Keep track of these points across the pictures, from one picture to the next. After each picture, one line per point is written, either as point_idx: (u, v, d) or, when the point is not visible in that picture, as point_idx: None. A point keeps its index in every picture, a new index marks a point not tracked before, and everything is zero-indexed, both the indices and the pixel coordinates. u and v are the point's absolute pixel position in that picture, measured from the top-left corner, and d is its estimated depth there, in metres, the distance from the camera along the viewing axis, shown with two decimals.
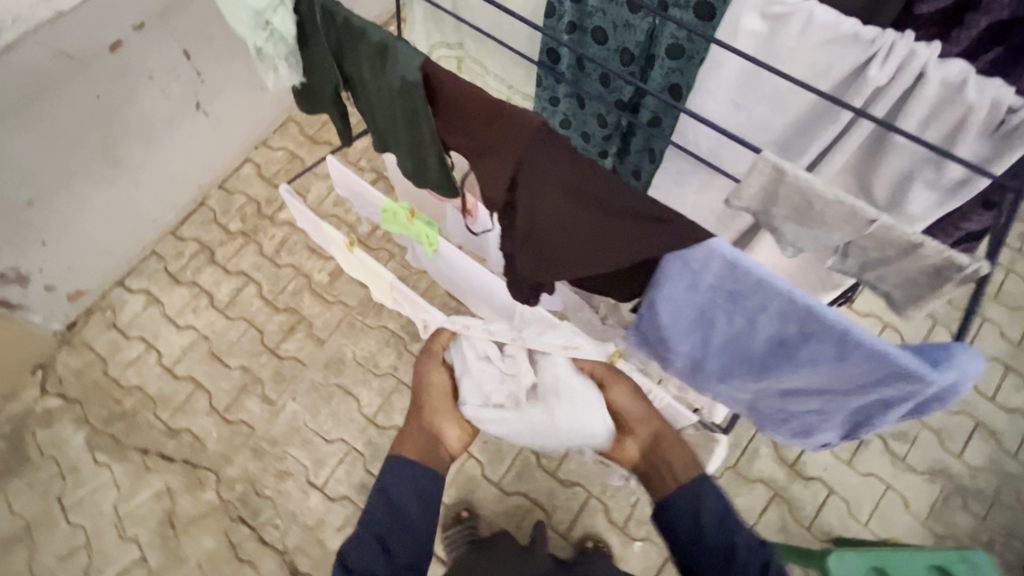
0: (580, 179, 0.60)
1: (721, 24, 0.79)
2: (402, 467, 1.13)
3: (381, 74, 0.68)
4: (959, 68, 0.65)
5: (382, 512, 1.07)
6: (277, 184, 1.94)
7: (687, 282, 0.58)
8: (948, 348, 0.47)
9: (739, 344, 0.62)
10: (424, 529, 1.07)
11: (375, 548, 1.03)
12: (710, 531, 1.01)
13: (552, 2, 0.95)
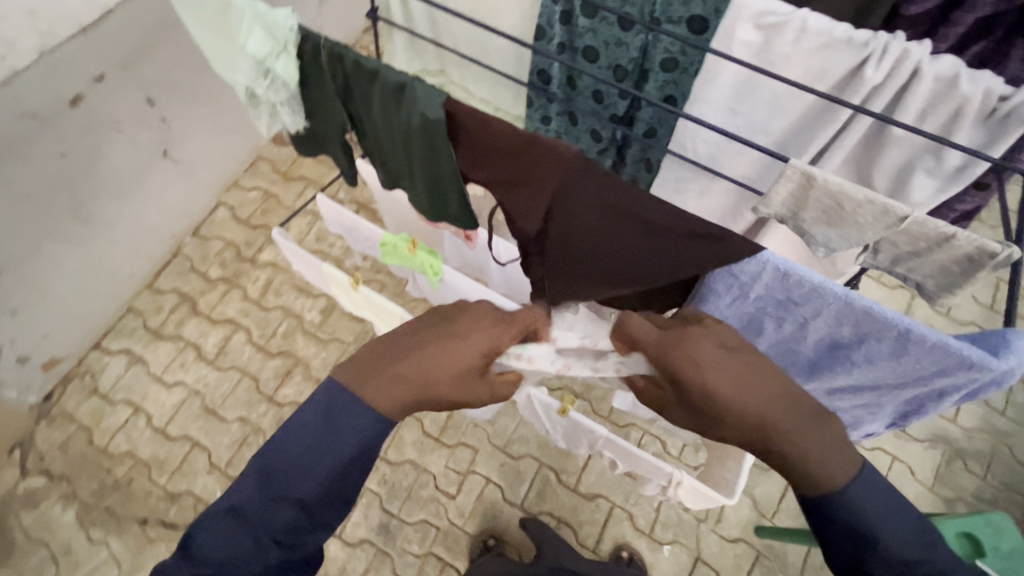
0: (619, 205, 0.60)
1: (715, 36, 0.81)
2: (355, 417, 0.66)
3: (397, 113, 0.67)
4: (950, 63, 0.69)
5: (297, 474, 0.65)
6: (256, 225, 1.88)
7: (734, 296, 0.61)
8: (1002, 336, 0.51)
9: (790, 347, 0.65)
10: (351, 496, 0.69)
11: (283, 520, 0.66)
12: (872, 520, 0.58)
13: (541, 26, 0.96)
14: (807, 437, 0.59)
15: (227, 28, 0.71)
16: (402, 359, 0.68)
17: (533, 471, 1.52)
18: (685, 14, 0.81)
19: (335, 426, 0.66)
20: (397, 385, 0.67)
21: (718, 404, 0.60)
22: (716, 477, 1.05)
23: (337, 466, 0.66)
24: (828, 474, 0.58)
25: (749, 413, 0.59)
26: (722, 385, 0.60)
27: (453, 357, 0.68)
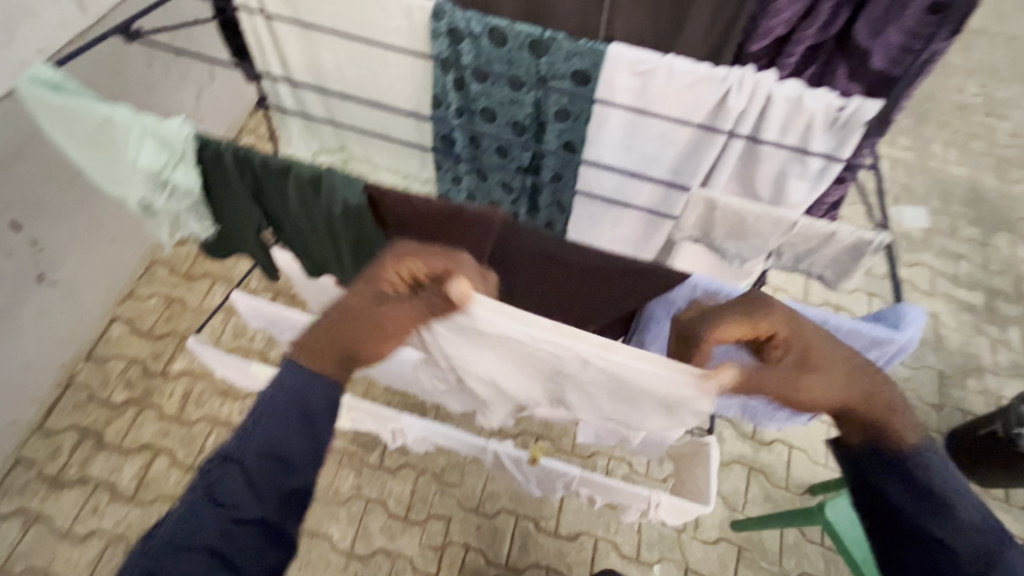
0: (556, 256, 0.63)
1: (598, 86, 0.89)
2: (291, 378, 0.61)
3: (317, 205, 0.66)
4: (795, 86, 0.80)
5: (240, 435, 0.59)
6: (161, 334, 1.72)
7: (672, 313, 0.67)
8: (898, 311, 0.60)
9: None
10: (297, 445, 0.61)
11: (230, 482, 0.58)
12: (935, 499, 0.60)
13: (436, 95, 1.02)
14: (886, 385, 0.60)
15: (113, 146, 0.67)
16: (323, 317, 0.62)
17: (511, 526, 1.48)
18: (569, 69, 0.89)
19: (270, 390, 0.61)
20: (317, 341, 0.61)
21: (829, 372, 0.57)
22: (691, 489, 1.08)
23: (279, 424, 0.60)
24: (907, 428, 0.60)
25: (849, 374, 0.58)
26: (832, 350, 0.58)
27: (357, 299, 0.60)
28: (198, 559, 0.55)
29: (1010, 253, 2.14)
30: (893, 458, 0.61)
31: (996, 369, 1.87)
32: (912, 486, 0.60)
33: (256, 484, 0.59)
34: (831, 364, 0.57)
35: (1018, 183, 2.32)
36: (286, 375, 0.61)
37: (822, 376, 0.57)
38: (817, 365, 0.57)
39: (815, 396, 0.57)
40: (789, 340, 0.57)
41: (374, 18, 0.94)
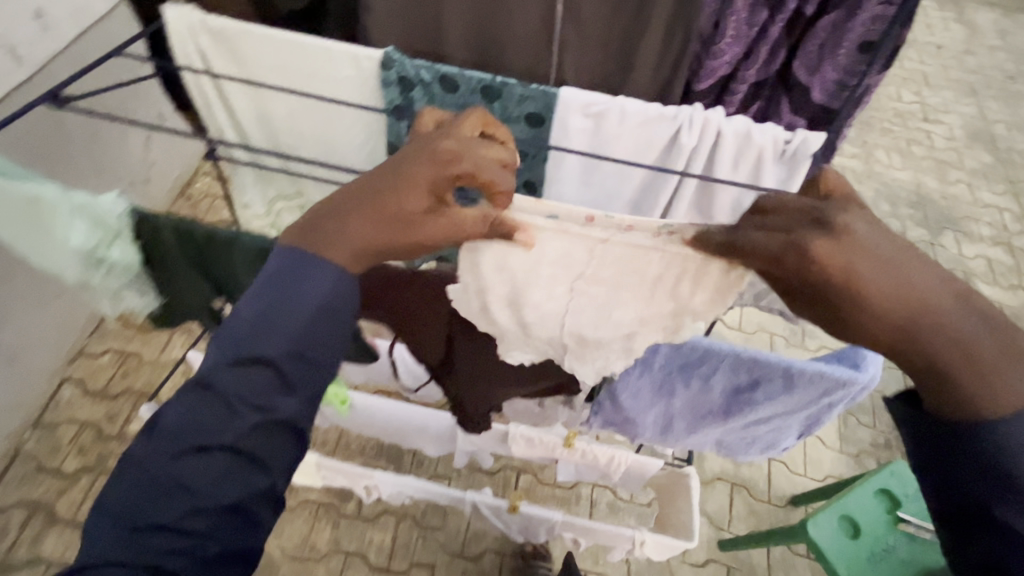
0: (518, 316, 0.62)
1: (552, 128, 0.89)
2: (315, 274, 0.51)
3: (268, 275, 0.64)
4: (743, 122, 0.82)
5: (261, 329, 0.52)
6: (116, 393, 1.63)
7: (640, 372, 0.64)
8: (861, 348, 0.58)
9: (699, 402, 0.66)
10: (327, 347, 0.54)
11: (255, 384, 0.52)
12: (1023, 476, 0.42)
13: (391, 141, 1.00)
14: (972, 351, 0.43)
15: (40, 226, 0.63)
16: (348, 207, 0.50)
17: (497, 567, 1.43)
18: (522, 113, 0.88)
19: (294, 288, 0.52)
20: (343, 235, 0.50)
21: (874, 315, 0.43)
22: (675, 522, 1.06)
23: (306, 325, 0.52)
24: (994, 399, 0.43)
25: (905, 326, 0.43)
26: (884, 289, 0.43)
27: (406, 201, 0.48)
28: (218, 457, 0.51)
29: (957, 251, 2.24)
30: (958, 421, 0.44)
31: None
32: (975, 457, 0.44)
33: (288, 383, 0.53)
34: (876, 300, 0.43)
35: (957, 183, 2.44)
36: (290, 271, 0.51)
37: (845, 314, 0.44)
38: (848, 300, 0.44)
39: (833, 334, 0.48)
40: (817, 271, 0.43)
41: (322, 69, 0.92)
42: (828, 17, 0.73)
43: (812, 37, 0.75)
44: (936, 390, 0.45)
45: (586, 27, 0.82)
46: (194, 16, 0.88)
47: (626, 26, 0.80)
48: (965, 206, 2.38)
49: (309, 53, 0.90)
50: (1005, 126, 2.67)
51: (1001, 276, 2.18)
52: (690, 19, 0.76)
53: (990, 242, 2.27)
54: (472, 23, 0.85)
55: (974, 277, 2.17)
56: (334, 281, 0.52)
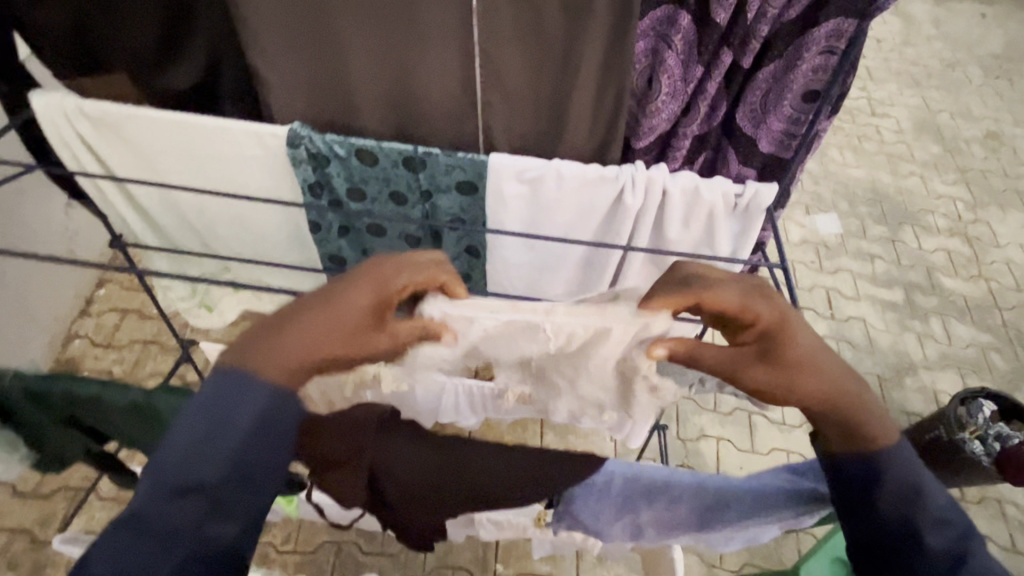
0: (450, 457, 0.54)
1: (486, 195, 0.81)
2: (250, 397, 0.47)
3: (150, 430, 0.55)
4: (689, 178, 0.75)
5: (194, 449, 0.45)
6: (47, 493, 1.47)
7: (597, 503, 0.58)
8: None
9: (669, 527, 0.61)
10: (262, 469, 0.47)
11: (187, 516, 0.45)
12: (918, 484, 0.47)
13: (313, 219, 0.90)
14: (867, 397, 0.50)
15: None
16: (288, 323, 0.49)
17: None
18: (451, 182, 0.81)
19: (228, 409, 0.46)
20: (285, 349, 0.48)
21: (810, 368, 0.49)
22: None
23: (242, 450, 0.46)
24: (882, 426, 0.49)
25: (836, 374, 0.49)
26: (812, 347, 0.49)
27: (349, 310, 0.49)
28: None
29: (917, 245, 2.24)
30: (859, 460, 0.49)
31: (926, 363, 1.93)
32: (884, 484, 0.48)
33: (222, 508, 0.46)
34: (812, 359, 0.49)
35: (910, 176, 2.46)
36: (224, 388, 0.47)
37: (798, 370, 0.49)
38: (796, 359, 0.49)
39: (774, 388, 0.50)
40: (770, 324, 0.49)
41: (223, 150, 0.82)
42: (768, 68, 0.67)
43: (752, 88, 0.69)
44: (841, 430, 0.49)
45: (511, 89, 0.74)
46: (68, 101, 0.77)
47: (552, 87, 0.73)
48: (919, 198, 2.39)
49: (207, 134, 0.80)
50: (949, 115, 2.71)
51: (961, 267, 2.19)
52: (619, 77, 0.70)
53: (947, 233, 2.28)
54: (385, 93, 0.76)
55: (936, 271, 2.17)
56: (277, 395, 0.48)
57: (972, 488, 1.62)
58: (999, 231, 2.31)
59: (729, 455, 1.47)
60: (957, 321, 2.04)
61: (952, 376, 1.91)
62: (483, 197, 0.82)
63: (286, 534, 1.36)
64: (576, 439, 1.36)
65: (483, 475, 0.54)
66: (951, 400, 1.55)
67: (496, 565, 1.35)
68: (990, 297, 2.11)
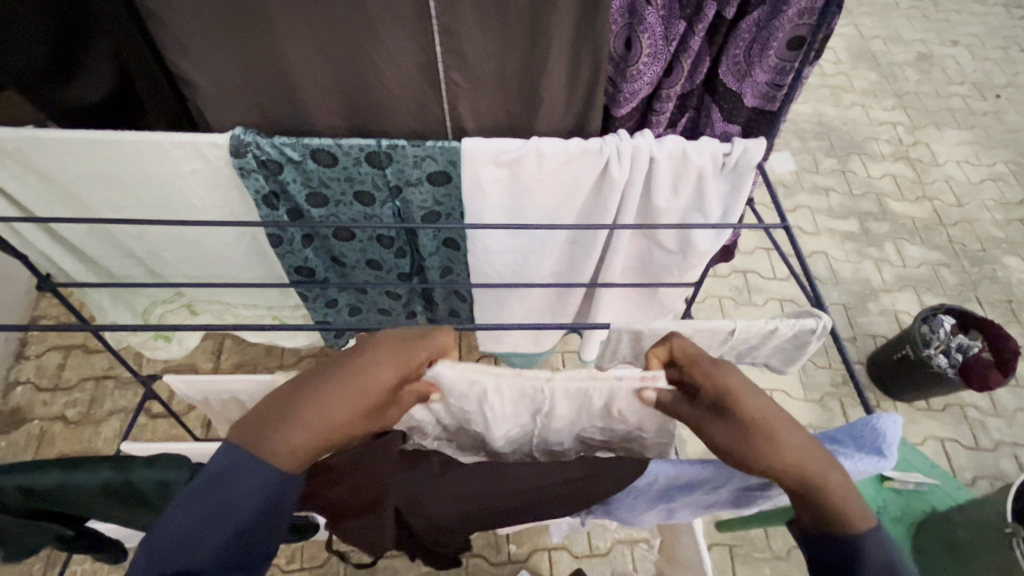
0: (479, 490, 0.51)
1: (461, 183, 0.75)
2: (254, 479, 0.42)
3: (145, 503, 0.50)
4: (675, 142, 0.71)
5: (190, 530, 0.41)
6: None
7: (639, 500, 0.56)
8: (874, 424, 0.52)
9: (707, 509, 0.60)
10: (255, 546, 0.44)
11: None
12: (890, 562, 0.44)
13: (273, 232, 0.82)
14: (846, 484, 0.46)
15: None
16: (304, 399, 0.44)
17: None
18: (422, 173, 0.74)
19: (235, 487, 0.42)
20: (300, 429, 0.43)
21: (774, 439, 0.47)
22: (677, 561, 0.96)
23: (242, 528, 0.43)
24: (857, 514, 0.46)
25: (801, 452, 0.47)
26: (777, 419, 0.47)
27: (362, 383, 0.45)
28: None
29: (866, 173, 2.30)
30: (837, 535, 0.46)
31: (886, 287, 2.00)
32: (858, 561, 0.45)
33: None
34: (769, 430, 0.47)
35: (853, 107, 2.50)
36: (235, 468, 0.42)
37: (754, 436, 0.47)
38: (760, 424, 0.47)
39: (732, 447, 0.48)
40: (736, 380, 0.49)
41: (155, 168, 0.72)
42: (751, 17, 0.63)
43: (735, 40, 0.65)
44: (807, 504, 0.47)
45: (476, 66, 0.67)
46: None
47: (520, 61, 0.67)
48: (864, 126, 2.44)
49: (134, 152, 0.70)
50: (882, 41, 2.76)
51: (907, 190, 2.26)
52: (595, 43, 0.64)
53: (892, 158, 2.35)
54: (335, 82, 0.68)
55: (885, 196, 2.24)
56: (284, 481, 0.43)
57: (938, 398, 1.72)
58: (938, 150, 2.39)
59: None
60: (908, 243, 2.12)
61: (910, 296, 1.99)
62: (455, 185, 0.75)
63: (289, 552, 1.21)
64: None
65: (519, 499, 0.51)
66: (917, 320, 1.62)
67: (510, 547, 1.26)
68: (935, 216, 2.20)
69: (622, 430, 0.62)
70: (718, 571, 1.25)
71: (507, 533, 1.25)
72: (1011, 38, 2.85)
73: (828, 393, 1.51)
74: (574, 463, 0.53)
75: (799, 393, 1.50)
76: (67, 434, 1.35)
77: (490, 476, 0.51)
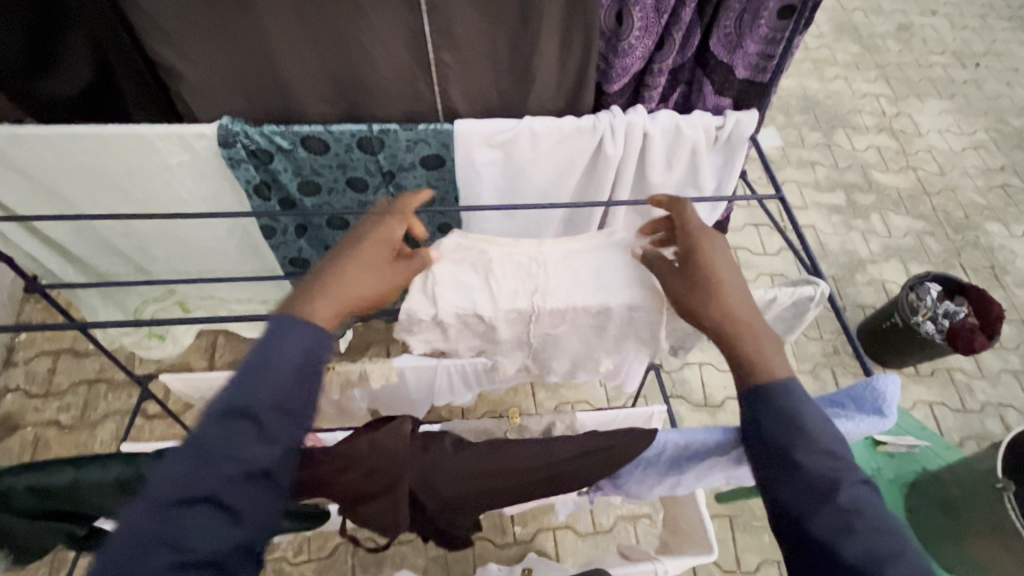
0: (492, 468, 0.52)
1: (455, 167, 0.74)
2: (294, 331, 0.42)
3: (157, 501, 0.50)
4: (668, 117, 0.71)
5: (243, 376, 0.40)
6: None
7: (650, 473, 0.58)
8: (877, 383, 0.54)
9: (713, 481, 0.62)
10: (301, 394, 0.41)
11: (238, 441, 0.39)
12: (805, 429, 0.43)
13: (265, 224, 0.81)
14: (770, 345, 0.47)
15: None
16: (324, 270, 0.47)
17: None
18: (415, 158, 0.73)
19: (281, 337, 0.42)
20: (318, 292, 0.45)
21: (718, 291, 0.50)
22: (680, 533, 0.97)
23: (289, 373, 0.41)
24: (771, 365, 0.46)
25: (744, 312, 0.49)
26: (731, 278, 0.51)
27: (371, 251, 0.48)
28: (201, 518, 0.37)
29: (850, 146, 2.32)
30: (750, 388, 0.45)
31: (872, 258, 2.03)
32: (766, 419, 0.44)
33: (269, 434, 0.40)
34: (722, 280, 0.50)
35: (836, 80, 2.51)
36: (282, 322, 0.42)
37: (705, 284, 0.50)
38: (710, 280, 0.50)
39: (686, 294, 0.51)
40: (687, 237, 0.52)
41: (141, 161, 0.70)
42: None
43: (727, 11, 0.65)
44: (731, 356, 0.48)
45: (466, 45, 0.66)
46: None
47: (510, 38, 0.66)
48: (847, 99, 2.45)
49: (119, 146, 0.68)
50: (863, 13, 2.77)
51: (891, 161, 2.29)
52: (587, 17, 0.63)
53: (875, 130, 2.37)
54: (324, 68, 0.67)
55: (870, 168, 2.26)
56: (317, 335, 0.43)
57: (926, 364, 1.75)
58: (920, 120, 2.41)
59: (713, 377, 1.48)
60: (893, 213, 2.15)
61: (896, 265, 2.02)
62: (447, 168, 0.74)
63: (296, 545, 1.22)
64: (568, 393, 1.35)
65: (531, 474, 0.52)
66: (904, 288, 1.64)
67: (515, 528, 1.28)
68: (919, 186, 2.23)
69: (617, 323, 0.62)
70: (719, 540, 1.27)
71: (512, 515, 1.27)
72: (988, 7, 2.87)
73: (819, 363, 1.54)
74: (585, 438, 0.54)
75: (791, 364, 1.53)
76: (62, 439, 1.34)
77: (503, 455, 0.52)
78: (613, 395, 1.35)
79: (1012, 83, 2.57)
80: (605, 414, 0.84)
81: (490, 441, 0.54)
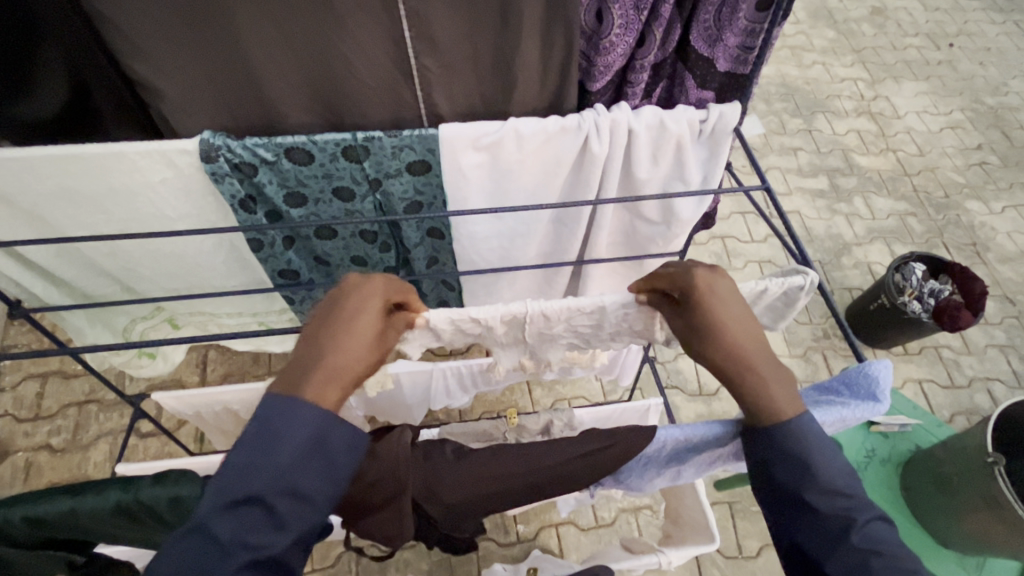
0: (493, 474, 0.52)
1: (442, 171, 0.74)
2: (302, 415, 0.42)
3: (159, 523, 0.49)
4: (652, 113, 0.71)
5: (249, 464, 0.40)
6: None
7: (647, 469, 0.58)
8: (868, 367, 0.55)
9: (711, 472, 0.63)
10: (313, 481, 0.42)
11: (249, 530, 0.40)
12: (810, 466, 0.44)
13: (252, 237, 0.80)
14: (778, 384, 0.47)
15: None
16: (325, 344, 0.45)
17: None
18: (400, 164, 0.73)
19: (287, 421, 0.42)
20: (324, 371, 0.44)
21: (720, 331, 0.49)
22: (682, 523, 0.99)
23: (300, 458, 0.42)
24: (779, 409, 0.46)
25: (749, 350, 0.48)
26: (735, 317, 0.49)
27: (368, 322, 0.47)
28: None
29: (831, 131, 2.34)
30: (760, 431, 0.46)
31: (857, 240, 2.06)
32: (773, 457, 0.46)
33: (281, 521, 0.41)
34: (723, 321, 0.49)
35: (813, 66, 2.53)
36: (286, 405, 0.42)
37: (704, 328, 0.50)
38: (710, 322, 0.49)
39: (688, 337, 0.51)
40: (686, 279, 0.51)
41: (122, 179, 0.69)
42: None
43: (705, 6, 0.66)
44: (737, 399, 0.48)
45: (448, 48, 0.65)
46: None
47: (492, 40, 0.65)
48: (825, 85, 2.48)
49: (99, 166, 0.67)
50: None
51: (871, 144, 2.32)
52: (567, 15, 0.63)
53: (855, 114, 2.39)
54: (303, 78, 0.66)
55: (851, 152, 2.29)
56: (325, 416, 0.43)
57: (913, 343, 1.79)
58: (898, 102, 2.44)
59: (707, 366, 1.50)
60: (876, 196, 2.18)
61: (881, 247, 2.05)
62: (434, 172, 0.74)
63: None
64: (565, 390, 1.35)
65: (533, 477, 0.52)
66: (890, 269, 1.67)
67: (518, 528, 1.28)
68: (900, 167, 2.26)
69: (613, 323, 0.62)
70: (720, 527, 1.29)
71: (514, 514, 1.27)
72: None
73: (809, 347, 1.56)
74: (587, 438, 0.54)
75: (782, 350, 1.55)
76: (55, 463, 1.32)
77: (503, 459, 0.52)
78: (609, 389, 1.35)
79: (984, 62, 2.61)
80: (603, 409, 0.85)
81: (490, 446, 0.54)
